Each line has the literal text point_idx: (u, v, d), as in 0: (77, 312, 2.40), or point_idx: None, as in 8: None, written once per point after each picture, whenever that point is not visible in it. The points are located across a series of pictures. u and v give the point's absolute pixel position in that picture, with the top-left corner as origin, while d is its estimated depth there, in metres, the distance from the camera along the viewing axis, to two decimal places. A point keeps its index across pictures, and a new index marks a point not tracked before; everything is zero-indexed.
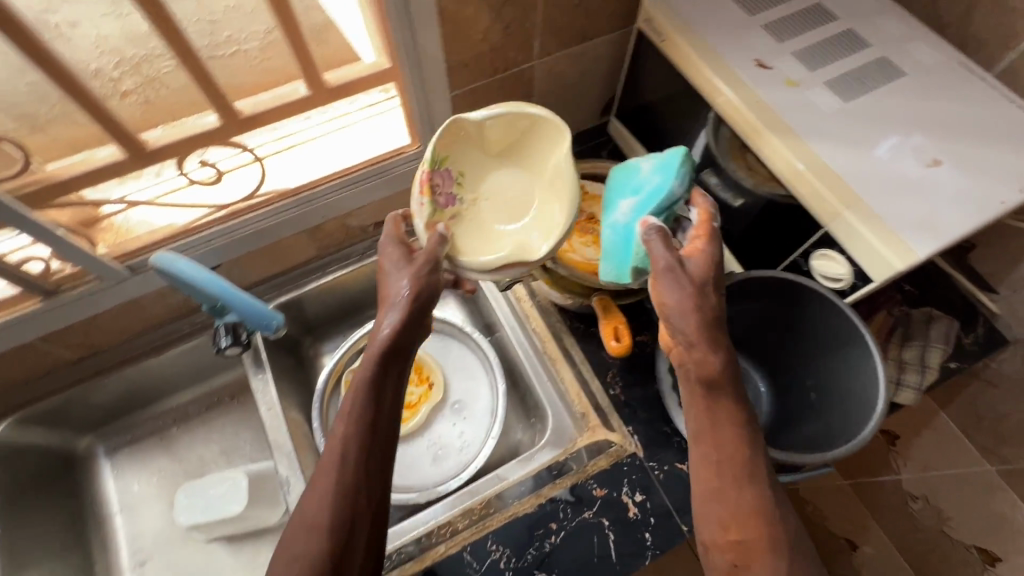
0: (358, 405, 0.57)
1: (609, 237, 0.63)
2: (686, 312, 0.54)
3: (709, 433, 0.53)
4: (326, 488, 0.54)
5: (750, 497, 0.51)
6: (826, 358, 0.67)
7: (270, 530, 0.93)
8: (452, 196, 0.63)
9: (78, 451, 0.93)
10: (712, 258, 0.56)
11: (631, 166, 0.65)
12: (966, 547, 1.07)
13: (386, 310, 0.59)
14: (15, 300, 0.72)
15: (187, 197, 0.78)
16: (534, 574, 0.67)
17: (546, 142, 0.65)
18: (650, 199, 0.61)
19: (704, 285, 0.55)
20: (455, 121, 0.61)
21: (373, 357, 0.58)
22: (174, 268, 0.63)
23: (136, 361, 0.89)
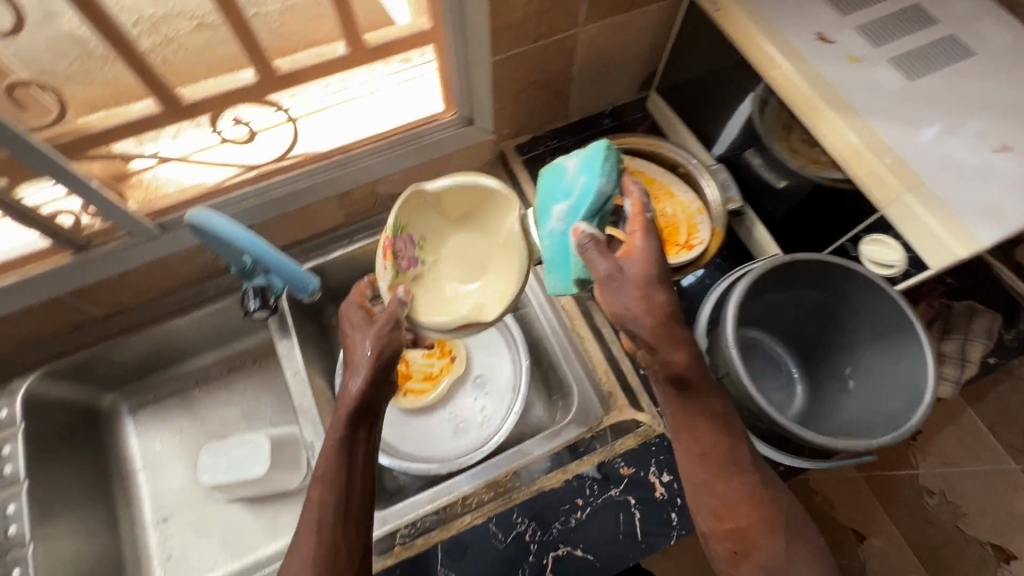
0: (332, 460, 0.59)
1: (549, 248, 0.58)
2: (640, 315, 0.51)
3: (687, 431, 0.57)
4: (307, 546, 0.57)
5: (737, 487, 0.56)
6: (867, 346, 0.65)
7: (290, 493, 0.93)
8: (415, 258, 0.66)
9: (102, 407, 0.94)
10: (652, 252, 0.52)
11: (554, 169, 0.60)
12: (979, 544, 1.07)
13: (353, 369, 0.61)
14: (46, 253, 0.72)
15: (221, 155, 0.76)
16: (559, 548, 0.67)
17: (499, 212, 0.67)
18: (581, 202, 0.56)
19: (650, 284, 0.51)
20: (416, 189, 0.64)
21: (344, 416, 0.60)
22: (215, 227, 0.61)
23: (162, 320, 0.89)
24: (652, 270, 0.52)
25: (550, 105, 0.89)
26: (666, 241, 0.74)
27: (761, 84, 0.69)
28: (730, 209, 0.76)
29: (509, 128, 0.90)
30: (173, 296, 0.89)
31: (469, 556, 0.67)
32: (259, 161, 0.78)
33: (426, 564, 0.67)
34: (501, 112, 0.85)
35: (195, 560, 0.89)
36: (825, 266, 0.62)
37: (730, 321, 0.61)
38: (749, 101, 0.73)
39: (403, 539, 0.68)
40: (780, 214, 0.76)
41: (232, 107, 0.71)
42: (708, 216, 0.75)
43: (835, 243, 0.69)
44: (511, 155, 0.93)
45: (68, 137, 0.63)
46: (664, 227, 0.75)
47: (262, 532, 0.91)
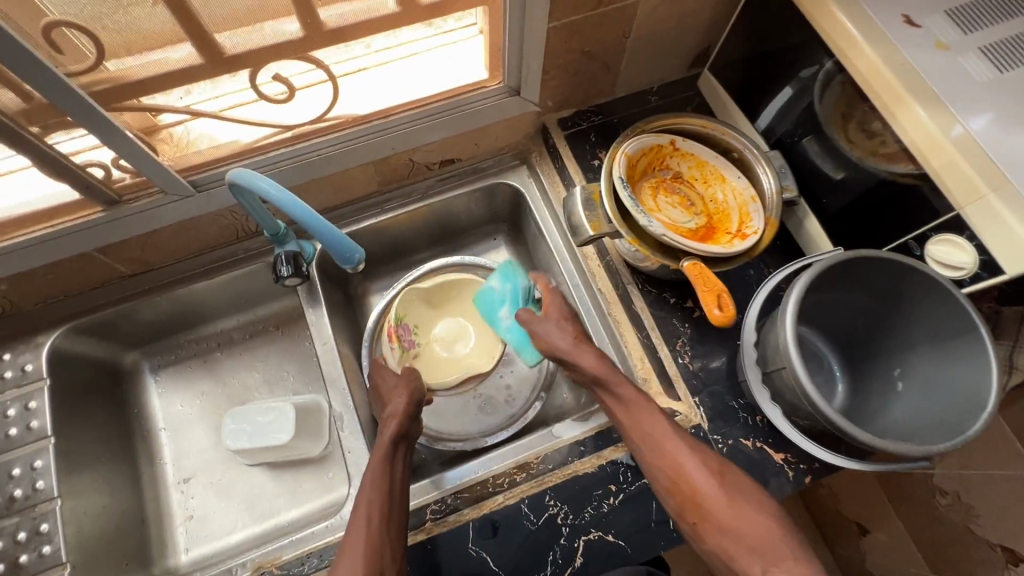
0: (377, 475, 0.67)
1: (513, 337, 0.85)
2: (567, 344, 0.73)
3: (628, 418, 0.67)
4: (355, 551, 0.60)
5: (674, 450, 0.63)
6: (922, 348, 0.62)
7: (312, 461, 0.93)
8: (412, 340, 0.89)
9: (124, 365, 0.93)
10: (559, 301, 0.78)
11: (484, 288, 0.87)
12: (990, 545, 1.00)
13: (390, 406, 0.74)
14: (77, 207, 0.70)
15: (257, 112, 0.71)
16: (590, 533, 0.67)
17: (470, 295, 0.92)
18: (516, 301, 0.84)
19: (564, 317, 0.76)
20: (405, 290, 0.88)
21: (386, 440, 0.71)
22: (257, 188, 0.59)
23: (188, 282, 0.87)
24: (567, 313, 0.76)
25: (597, 78, 0.85)
26: (716, 229, 0.73)
27: (830, 63, 0.67)
28: (785, 198, 0.73)
29: (554, 100, 0.86)
30: (201, 257, 0.87)
31: (501, 536, 0.67)
32: (294, 122, 0.75)
33: (457, 540, 0.67)
34: (548, 84, 0.81)
35: (215, 521, 0.89)
36: (889, 263, 0.59)
37: (789, 317, 0.59)
38: (788, 91, 0.75)
39: (434, 515, 0.68)
40: (837, 207, 0.73)
41: (269, 64, 0.65)
42: (761, 204, 0.72)
43: (897, 240, 0.66)
44: (552, 130, 0.90)
45: (104, 85, 0.59)
46: (713, 215, 0.74)
47: (284, 498, 0.90)
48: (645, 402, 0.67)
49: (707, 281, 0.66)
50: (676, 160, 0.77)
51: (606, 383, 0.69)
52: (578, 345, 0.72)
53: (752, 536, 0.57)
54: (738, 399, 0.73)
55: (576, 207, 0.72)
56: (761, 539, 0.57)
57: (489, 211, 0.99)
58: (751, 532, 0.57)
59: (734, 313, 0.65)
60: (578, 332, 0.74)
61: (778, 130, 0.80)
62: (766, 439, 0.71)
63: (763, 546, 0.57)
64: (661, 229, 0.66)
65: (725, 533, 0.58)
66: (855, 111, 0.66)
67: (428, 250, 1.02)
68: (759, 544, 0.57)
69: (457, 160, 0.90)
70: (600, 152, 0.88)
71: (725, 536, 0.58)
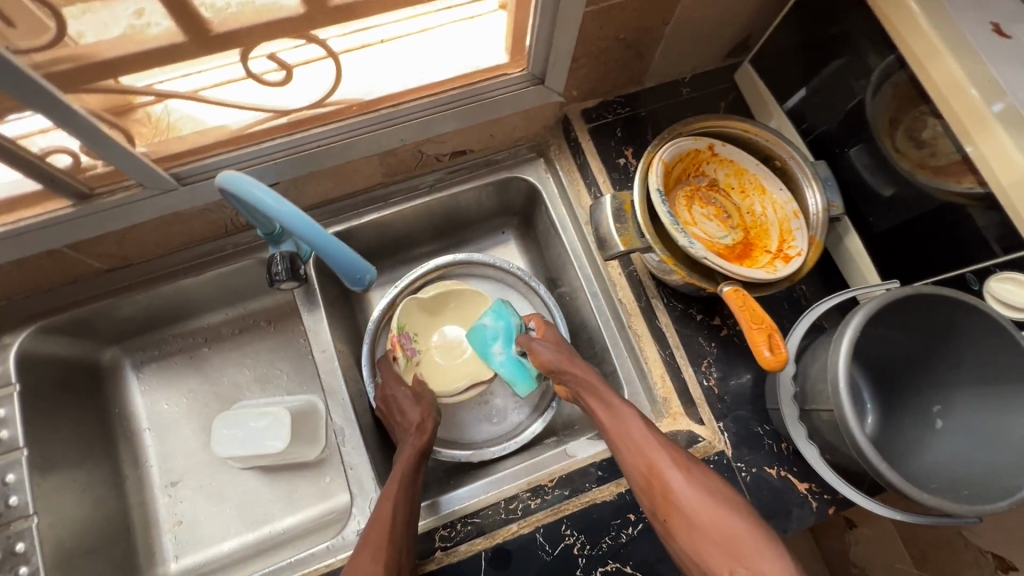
0: (403, 481, 0.67)
1: (506, 371, 0.82)
2: (558, 359, 0.73)
3: (614, 418, 0.67)
4: (377, 553, 0.59)
5: (646, 435, 0.64)
6: (967, 389, 0.59)
7: (308, 465, 0.87)
8: (413, 349, 0.84)
9: (102, 362, 0.86)
10: (555, 330, 0.80)
11: (475, 324, 0.84)
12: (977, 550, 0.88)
13: (413, 418, 0.74)
14: (42, 199, 0.62)
15: (237, 92, 0.61)
16: (608, 564, 0.64)
17: (471, 303, 0.86)
18: (509, 337, 0.82)
19: (560, 341, 0.77)
20: (408, 301, 0.82)
21: (413, 450, 0.70)
22: (253, 198, 0.52)
23: (173, 278, 0.80)
24: (558, 341, 0.78)
25: (628, 67, 0.77)
26: (754, 246, 0.68)
27: (893, 55, 0.60)
28: (831, 216, 0.67)
29: (580, 89, 0.78)
30: (186, 250, 0.79)
31: (515, 567, 0.63)
32: (293, 108, 0.66)
33: (468, 571, 0.64)
34: (575, 73, 0.73)
35: (206, 528, 0.83)
36: (949, 301, 0.55)
37: (842, 352, 0.55)
38: (802, 92, 0.75)
39: (443, 544, 0.65)
40: (883, 227, 0.68)
41: (261, 42, 0.56)
42: (804, 221, 0.67)
43: (952, 272, 0.62)
44: (575, 121, 0.82)
45: (66, 64, 0.50)
46: (750, 229, 0.69)
47: (279, 503, 0.85)
48: (628, 409, 0.66)
49: (757, 320, 0.60)
50: (713, 167, 0.71)
51: (593, 388, 0.70)
52: (568, 358, 0.73)
53: (723, 533, 0.57)
54: (764, 425, 0.70)
55: (606, 219, 0.66)
56: (734, 540, 0.57)
57: (500, 204, 0.92)
58: (721, 529, 0.58)
59: (786, 357, 0.59)
60: (570, 352, 0.75)
61: (819, 131, 0.74)
62: (790, 467, 0.68)
63: (736, 546, 0.57)
64: (702, 250, 0.61)
65: (695, 528, 0.59)
66: (902, 118, 0.62)
67: (431, 244, 0.95)
68: (727, 541, 0.57)
69: (469, 151, 0.82)
70: (626, 149, 0.81)
71: (696, 533, 0.59)
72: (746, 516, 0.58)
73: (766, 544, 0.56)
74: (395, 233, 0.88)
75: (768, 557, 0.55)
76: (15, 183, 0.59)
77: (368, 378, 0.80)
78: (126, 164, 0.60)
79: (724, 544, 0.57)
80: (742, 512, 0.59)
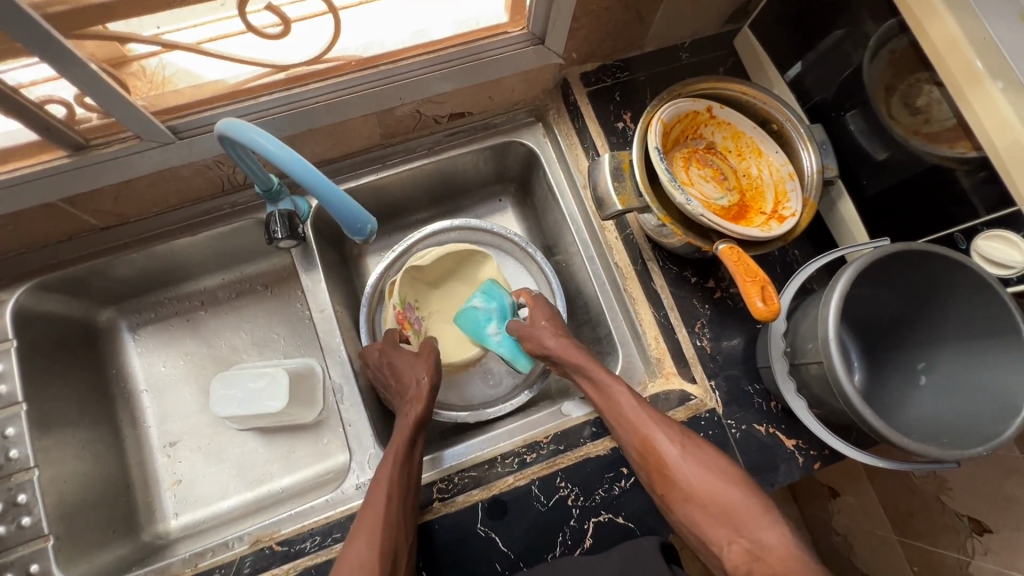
0: (399, 458, 0.66)
1: (504, 349, 0.81)
2: (552, 339, 0.74)
3: (611, 398, 0.67)
4: (371, 538, 0.59)
5: (646, 413, 0.65)
6: (952, 345, 0.61)
7: (305, 427, 0.88)
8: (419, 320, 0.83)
9: (99, 323, 0.86)
10: (545, 305, 0.79)
11: (466, 307, 0.83)
12: (954, 514, 0.86)
13: (411, 391, 0.73)
14: (37, 149, 0.61)
15: (237, 46, 0.60)
16: (600, 514, 0.66)
17: (468, 265, 0.85)
18: (504, 316, 0.82)
19: (552, 314, 0.78)
20: (404, 272, 0.80)
21: (409, 422, 0.70)
22: (256, 144, 0.52)
23: (168, 237, 0.80)
24: (551, 316, 0.78)
25: (628, 29, 0.76)
26: (749, 207, 0.69)
27: (893, 19, 0.61)
28: (826, 178, 0.68)
29: (580, 51, 0.78)
30: (182, 210, 0.79)
31: (510, 517, 0.65)
32: (289, 63, 0.65)
33: (466, 521, 0.65)
34: (575, 33, 0.73)
35: (205, 487, 0.84)
36: (936, 258, 0.57)
37: (833, 310, 0.56)
38: (799, 66, 0.75)
39: (441, 495, 0.67)
40: (875, 191, 0.70)
41: None
42: (799, 183, 0.68)
43: (942, 232, 0.64)
44: (574, 85, 0.82)
45: (63, 5, 0.49)
46: (746, 191, 0.70)
47: (276, 463, 0.86)
48: (620, 384, 0.67)
49: (750, 273, 0.61)
50: (710, 130, 0.71)
51: (585, 367, 0.71)
52: (562, 342, 0.74)
53: (720, 505, 0.60)
54: (754, 384, 0.72)
55: (604, 178, 0.67)
56: (731, 510, 0.59)
57: (497, 170, 0.92)
58: (717, 502, 0.60)
59: (778, 307, 0.61)
60: (561, 329, 0.76)
61: (815, 96, 0.75)
62: (779, 425, 0.70)
63: (733, 516, 0.59)
64: (699, 208, 0.61)
65: (692, 502, 0.61)
66: (899, 85, 0.64)
67: (428, 210, 0.95)
68: (725, 513, 0.59)
69: (468, 113, 0.82)
70: (624, 113, 0.81)
71: (693, 505, 0.61)
72: (742, 486, 0.60)
73: (763, 515, 0.58)
74: (391, 197, 0.88)
75: (765, 526, 0.57)
76: (11, 131, 0.58)
77: (364, 344, 0.81)
78: (122, 114, 0.59)
79: (723, 515, 0.59)
80: (738, 481, 0.60)
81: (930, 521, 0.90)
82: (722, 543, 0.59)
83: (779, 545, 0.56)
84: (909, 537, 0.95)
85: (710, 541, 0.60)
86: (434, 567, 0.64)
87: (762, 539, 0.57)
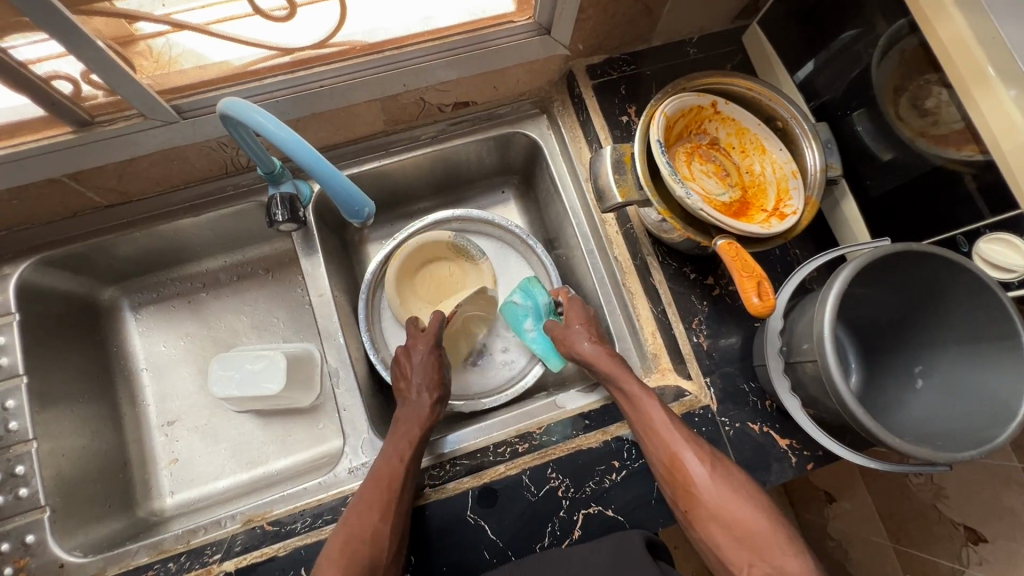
0: (417, 444, 0.68)
1: (538, 347, 0.82)
2: (586, 342, 0.72)
3: (641, 411, 0.65)
4: (385, 515, 0.61)
5: (676, 429, 0.63)
6: (949, 349, 0.61)
7: (302, 411, 0.88)
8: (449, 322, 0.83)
9: (102, 301, 0.87)
10: (582, 309, 0.76)
11: (506, 303, 0.84)
12: (950, 523, 0.86)
13: (428, 382, 0.74)
14: (43, 125, 0.62)
15: (245, 29, 0.61)
16: (589, 507, 0.66)
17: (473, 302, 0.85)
18: (539, 315, 0.82)
19: (589, 320, 0.75)
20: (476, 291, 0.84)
21: (426, 415, 0.71)
22: (256, 123, 0.52)
23: (170, 217, 0.80)
24: (587, 319, 0.75)
25: (635, 23, 0.76)
26: (751, 205, 0.69)
27: (903, 20, 0.60)
28: (828, 176, 0.68)
29: (587, 43, 0.77)
30: (184, 190, 0.80)
31: (500, 505, 0.66)
32: (294, 46, 0.65)
33: (456, 508, 0.66)
34: (581, 25, 0.72)
35: (201, 466, 0.85)
36: (935, 259, 0.56)
37: (829, 309, 0.56)
38: (811, 64, 0.74)
39: (431, 482, 0.68)
40: (879, 192, 0.70)
41: None
42: (802, 181, 0.67)
43: (944, 234, 0.64)
44: (579, 77, 0.82)
45: None
46: (748, 188, 0.70)
47: (272, 445, 0.86)
48: (651, 401, 0.65)
49: (747, 267, 0.61)
50: (714, 125, 0.71)
51: (614, 378, 0.68)
52: (597, 348, 0.71)
53: (745, 528, 0.58)
54: (750, 382, 0.71)
55: (605, 171, 0.67)
56: (754, 534, 0.57)
57: (500, 162, 0.92)
58: (742, 525, 0.58)
59: (774, 303, 0.61)
60: (597, 334, 0.73)
61: (824, 96, 0.75)
62: (773, 424, 0.70)
63: (756, 541, 0.57)
64: (699, 202, 0.61)
65: (715, 519, 0.59)
66: (907, 86, 0.63)
67: (430, 199, 0.96)
68: (747, 536, 0.57)
69: (472, 103, 0.82)
70: (629, 107, 0.81)
71: (716, 524, 0.59)
72: (769, 512, 0.58)
73: (787, 543, 0.56)
74: (394, 184, 0.89)
75: (788, 555, 0.55)
76: (17, 106, 0.59)
77: (363, 331, 0.82)
78: (128, 92, 0.60)
79: (745, 538, 0.57)
80: (764, 507, 0.59)
81: (925, 528, 0.90)
82: (743, 566, 0.57)
83: (802, 575, 0.53)
84: (904, 544, 0.94)
85: (729, 561, 0.58)
86: (423, 554, 0.64)
87: (785, 566, 0.54)
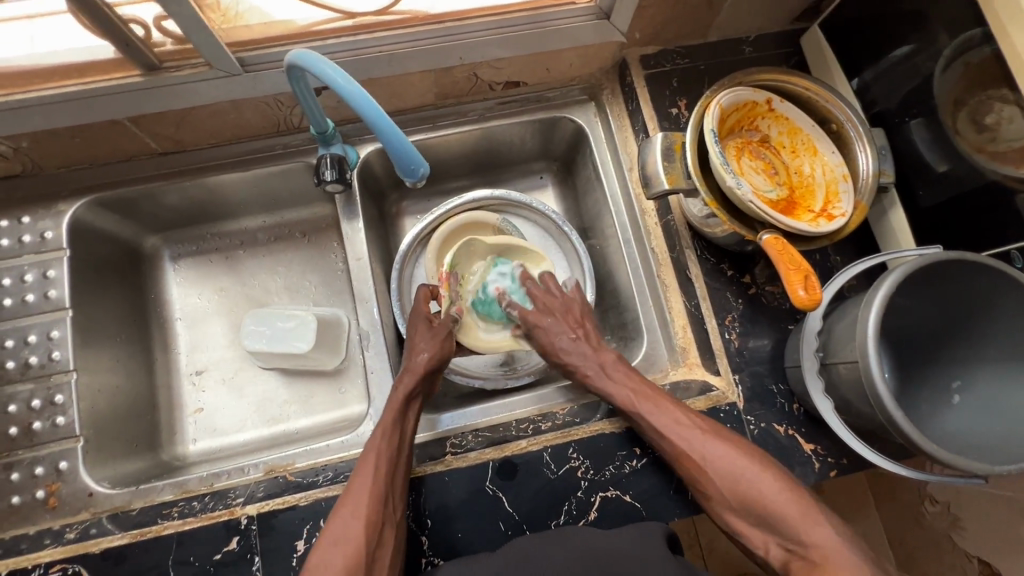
0: (387, 426, 0.66)
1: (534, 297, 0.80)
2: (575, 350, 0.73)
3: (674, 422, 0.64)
4: (356, 510, 0.59)
5: (718, 440, 0.62)
6: (991, 366, 0.60)
7: (325, 374, 0.90)
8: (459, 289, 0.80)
9: (145, 248, 0.89)
10: (557, 296, 0.77)
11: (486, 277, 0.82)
12: (965, 556, 0.84)
13: (411, 360, 0.72)
14: (114, 67, 0.64)
15: None
16: (608, 490, 0.66)
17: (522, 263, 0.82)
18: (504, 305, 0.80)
19: (575, 318, 0.76)
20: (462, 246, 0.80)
21: (398, 399, 0.68)
22: (325, 74, 0.53)
23: (218, 170, 0.82)
24: (570, 315, 0.76)
25: (694, 15, 0.76)
26: (798, 205, 0.68)
27: (977, 29, 0.58)
28: (880, 183, 0.67)
29: (643, 32, 0.77)
30: (236, 145, 0.82)
31: (520, 479, 0.66)
32: (358, 11, 0.67)
33: (476, 478, 0.66)
34: (641, 12, 0.72)
35: (225, 418, 0.86)
36: (987, 270, 0.56)
37: (875, 309, 0.55)
38: (857, 81, 0.75)
39: (453, 449, 0.69)
40: (931, 203, 0.69)
41: None
42: (852, 185, 0.67)
43: (997, 249, 0.63)
44: (632, 66, 0.82)
45: None
46: (796, 188, 0.69)
47: (295, 405, 0.88)
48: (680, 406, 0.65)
49: (794, 261, 0.60)
50: (767, 123, 0.71)
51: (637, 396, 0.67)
52: (609, 359, 0.71)
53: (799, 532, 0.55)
54: (779, 384, 0.71)
55: (654, 157, 0.66)
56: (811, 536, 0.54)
57: (542, 146, 0.92)
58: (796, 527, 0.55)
59: (820, 298, 0.60)
60: (589, 336, 0.74)
61: (880, 104, 0.74)
62: (799, 427, 0.69)
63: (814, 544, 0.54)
64: (749, 194, 0.61)
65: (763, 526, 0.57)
66: (970, 98, 0.62)
67: (467, 178, 0.96)
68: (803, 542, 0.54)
69: (523, 83, 0.83)
70: (679, 100, 0.81)
71: (769, 534, 0.57)
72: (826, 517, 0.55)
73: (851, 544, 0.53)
74: (436, 159, 0.90)
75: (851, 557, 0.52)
76: (93, 46, 0.61)
77: (394, 299, 0.82)
78: (198, 42, 0.61)
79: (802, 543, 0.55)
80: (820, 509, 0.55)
81: (940, 557, 0.88)
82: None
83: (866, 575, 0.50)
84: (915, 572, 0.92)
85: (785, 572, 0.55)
86: (440, 519, 0.65)
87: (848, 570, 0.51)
